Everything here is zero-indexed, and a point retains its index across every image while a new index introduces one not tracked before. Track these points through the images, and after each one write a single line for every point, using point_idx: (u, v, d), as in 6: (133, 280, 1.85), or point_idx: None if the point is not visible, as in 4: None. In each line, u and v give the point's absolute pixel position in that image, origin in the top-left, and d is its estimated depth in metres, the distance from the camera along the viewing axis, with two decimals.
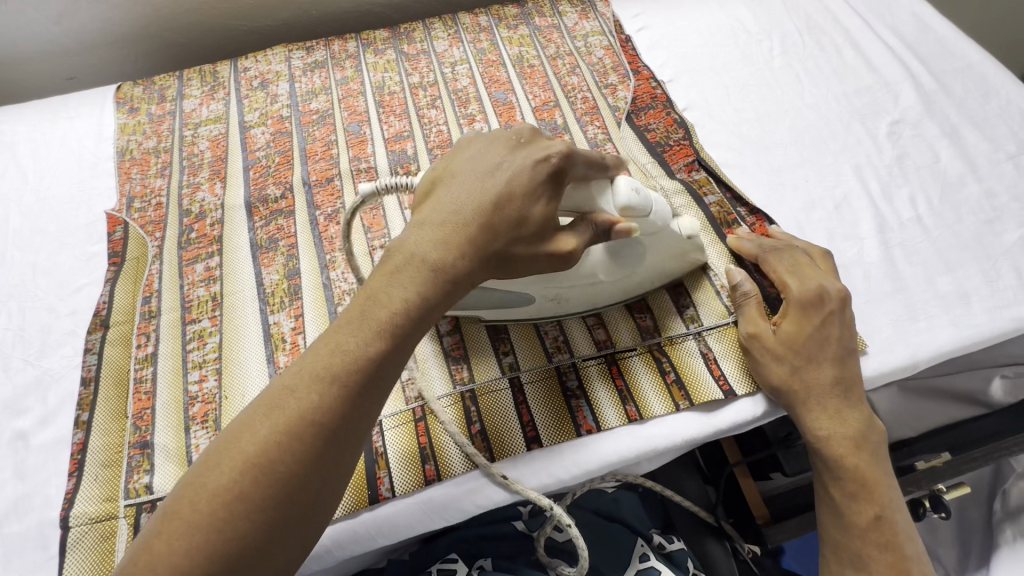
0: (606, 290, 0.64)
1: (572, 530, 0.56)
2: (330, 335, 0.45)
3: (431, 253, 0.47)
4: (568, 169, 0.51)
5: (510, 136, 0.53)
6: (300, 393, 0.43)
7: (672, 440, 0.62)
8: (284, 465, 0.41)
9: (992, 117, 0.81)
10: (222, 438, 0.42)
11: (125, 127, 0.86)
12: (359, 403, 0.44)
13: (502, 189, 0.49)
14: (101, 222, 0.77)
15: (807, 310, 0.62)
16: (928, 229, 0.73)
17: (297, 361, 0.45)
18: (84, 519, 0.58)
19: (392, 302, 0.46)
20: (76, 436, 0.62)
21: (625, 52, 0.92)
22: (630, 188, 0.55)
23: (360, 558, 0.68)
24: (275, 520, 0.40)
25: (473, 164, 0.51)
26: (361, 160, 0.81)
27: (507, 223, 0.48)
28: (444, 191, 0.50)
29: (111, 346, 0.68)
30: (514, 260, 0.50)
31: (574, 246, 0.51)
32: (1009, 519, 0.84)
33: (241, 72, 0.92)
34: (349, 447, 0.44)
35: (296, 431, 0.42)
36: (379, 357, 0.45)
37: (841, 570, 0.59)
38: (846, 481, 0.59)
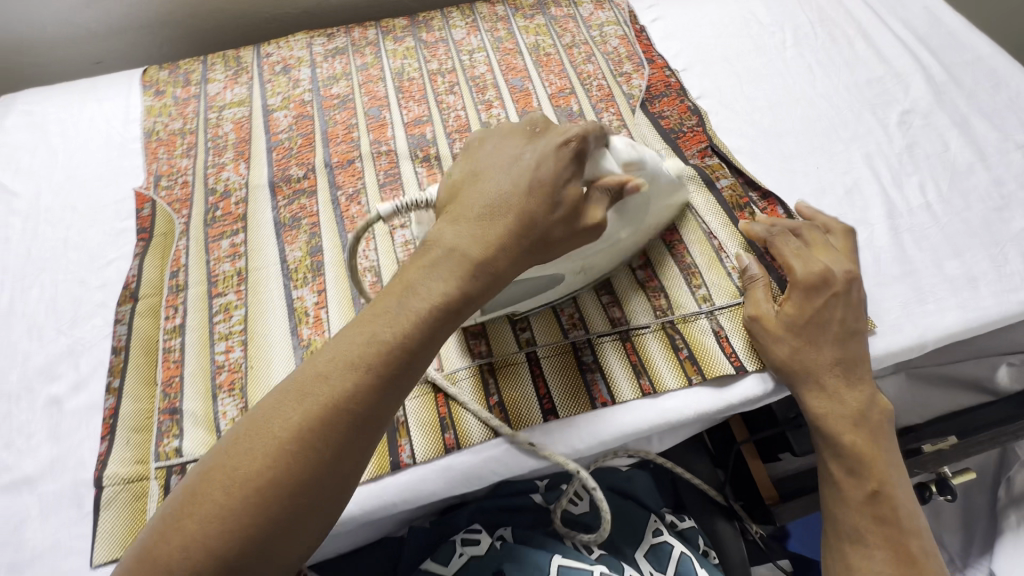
0: (624, 245, 0.67)
1: (597, 492, 0.60)
2: (363, 326, 0.48)
3: (465, 246, 0.50)
4: (586, 148, 0.53)
5: (524, 128, 0.56)
6: (334, 379, 0.45)
7: (685, 414, 0.63)
8: (317, 451, 0.44)
9: (1002, 108, 0.83)
10: (254, 422, 0.45)
11: (151, 109, 0.88)
12: (387, 392, 0.47)
13: (534, 178, 0.51)
14: (129, 200, 0.80)
15: (809, 294, 0.64)
16: (937, 216, 0.74)
17: (331, 348, 0.47)
18: (116, 479, 0.60)
19: (427, 297, 0.48)
20: (108, 402, 0.64)
21: (640, 42, 0.94)
22: (623, 144, 0.59)
23: (381, 524, 0.70)
24: (304, 502, 0.44)
25: (495, 159, 0.54)
26: (381, 143, 0.83)
27: (542, 207, 0.50)
28: (472, 188, 0.52)
29: (140, 317, 0.70)
30: (552, 243, 0.52)
31: (604, 217, 0.53)
32: (1014, 505, 0.85)
33: (264, 57, 0.94)
34: (376, 433, 0.47)
35: (328, 419, 0.45)
36: (411, 350, 0.48)
37: (838, 544, 0.60)
38: (846, 457, 0.60)
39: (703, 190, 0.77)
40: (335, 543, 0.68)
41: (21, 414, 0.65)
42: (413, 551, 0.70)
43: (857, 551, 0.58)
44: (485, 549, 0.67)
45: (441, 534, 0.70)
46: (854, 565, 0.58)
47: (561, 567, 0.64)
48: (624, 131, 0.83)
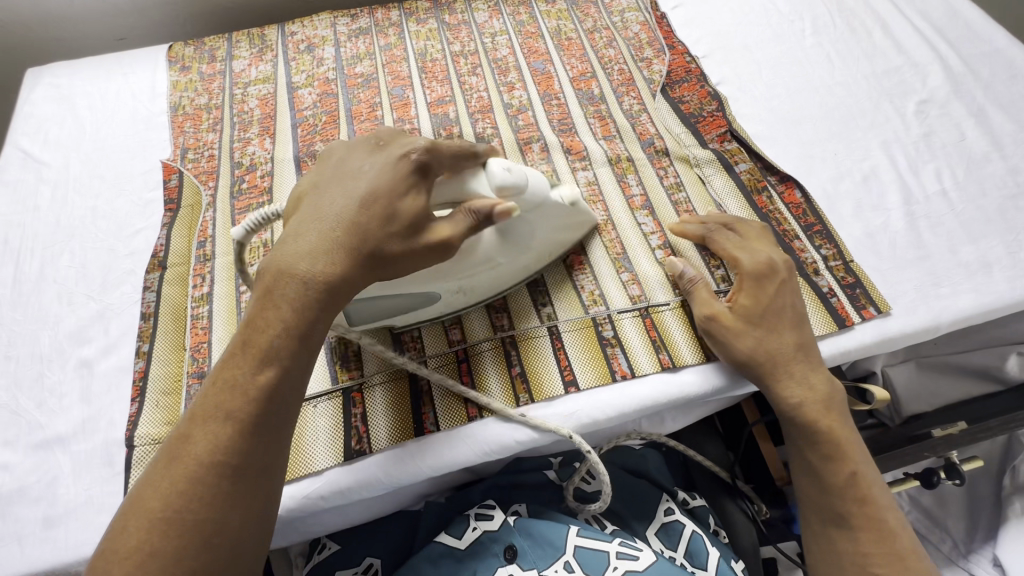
0: (507, 270, 0.65)
1: (591, 457, 0.62)
2: (216, 377, 0.49)
3: (300, 266, 0.48)
4: (432, 162, 0.53)
5: (369, 141, 0.56)
6: (195, 438, 0.47)
7: (703, 388, 0.64)
8: (191, 512, 0.44)
9: (1018, 100, 0.83)
10: (131, 501, 0.46)
11: (177, 84, 0.90)
12: (254, 431, 0.47)
13: (367, 189, 0.50)
14: (156, 171, 0.81)
15: (759, 283, 0.63)
16: (953, 203, 0.75)
17: (190, 409, 0.49)
18: (147, 439, 0.61)
19: (270, 328, 0.48)
20: (137, 365, 0.66)
21: (660, 28, 0.95)
22: (500, 168, 0.55)
23: (400, 495, 0.71)
24: (195, 566, 0.44)
25: (338, 172, 0.54)
26: (405, 121, 0.84)
27: (374, 220, 0.49)
28: (306, 209, 0.52)
29: (168, 285, 0.71)
30: (391, 259, 0.50)
31: (450, 233, 0.50)
32: (1018, 493, 0.87)
33: (288, 36, 0.96)
34: (259, 476, 0.47)
35: (196, 475, 0.45)
36: (266, 383, 0.48)
37: (824, 529, 0.61)
38: (821, 444, 0.60)
39: (721, 173, 0.79)
40: (353, 512, 0.69)
41: (53, 375, 0.66)
42: (429, 523, 0.71)
43: (841, 535, 0.59)
44: (499, 524, 0.67)
45: (458, 508, 0.72)
46: (842, 550, 0.59)
47: (577, 547, 0.65)
48: (644, 115, 0.84)
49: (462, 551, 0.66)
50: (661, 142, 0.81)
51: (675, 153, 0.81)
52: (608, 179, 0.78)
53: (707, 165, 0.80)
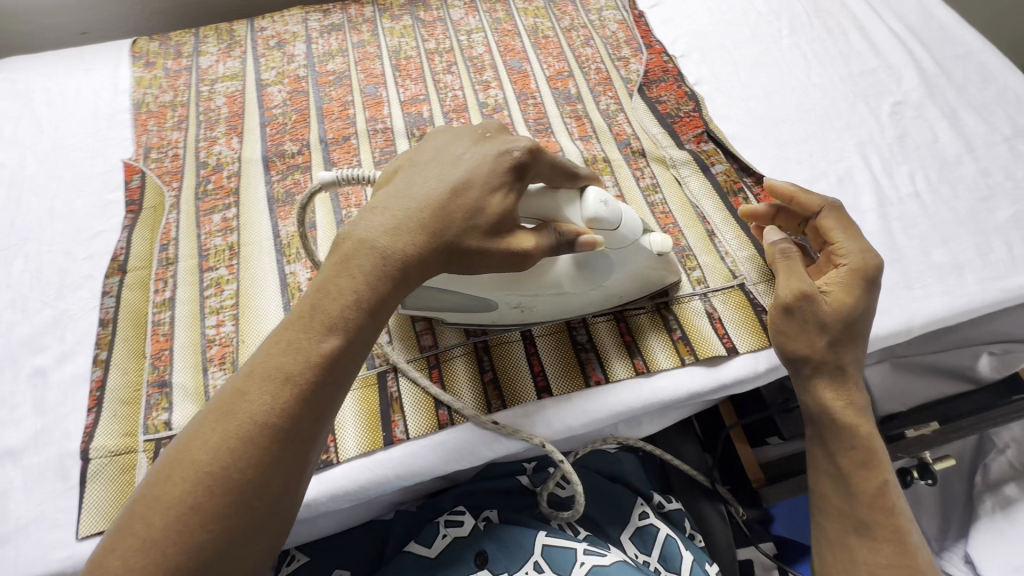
0: (573, 301, 0.64)
1: (565, 466, 0.61)
2: (281, 336, 0.46)
3: (381, 240, 0.48)
4: (532, 166, 0.52)
5: (475, 131, 0.55)
6: (251, 394, 0.43)
7: (677, 393, 0.64)
8: (238, 470, 0.41)
9: (989, 102, 0.84)
10: (175, 449, 0.43)
11: (141, 81, 0.87)
12: (311, 401, 0.44)
13: (463, 180, 0.50)
14: (118, 171, 0.78)
15: (864, 287, 0.60)
16: (926, 204, 0.76)
17: (249, 362, 0.46)
18: (103, 451, 0.59)
19: (343, 296, 0.47)
20: (94, 374, 0.63)
21: (638, 27, 0.94)
22: (597, 199, 0.53)
23: (371, 505, 0.69)
24: (233, 527, 0.41)
25: (437, 155, 0.53)
26: (377, 121, 0.82)
27: (460, 212, 0.49)
28: (399, 184, 0.51)
29: (129, 290, 0.69)
30: (467, 253, 0.50)
31: (530, 246, 0.51)
32: (989, 492, 0.88)
33: (257, 31, 0.93)
34: (307, 448, 0.44)
35: (248, 434, 0.42)
36: (331, 351, 0.45)
37: (845, 531, 0.59)
38: (858, 451, 0.59)
39: (697, 174, 0.78)
40: (322, 524, 0.67)
41: (4, 385, 0.63)
42: (401, 532, 0.70)
43: (864, 543, 0.57)
44: (468, 530, 0.67)
45: (429, 516, 0.71)
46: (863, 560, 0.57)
47: (545, 546, 0.65)
48: (621, 115, 0.83)
49: (433, 559, 0.65)
50: (637, 144, 0.81)
51: (652, 154, 0.80)
52: None
53: (684, 166, 0.79)
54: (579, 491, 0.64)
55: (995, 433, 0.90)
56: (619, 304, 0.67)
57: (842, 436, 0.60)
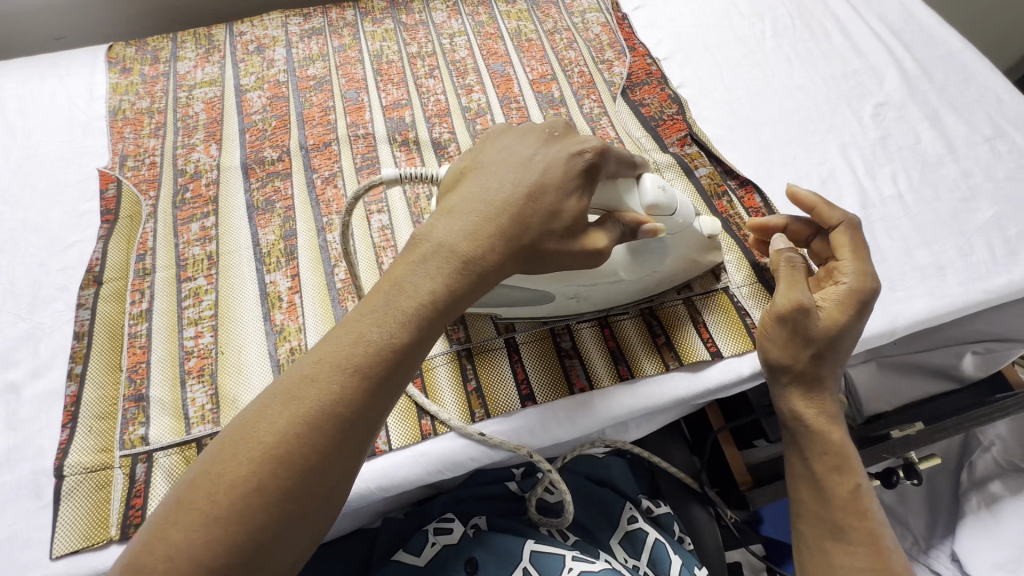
0: (624, 288, 0.63)
1: (551, 475, 0.61)
2: (352, 324, 0.44)
3: (459, 244, 0.45)
4: (602, 165, 0.48)
5: (544, 128, 0.51)
6: (321, 382, 0.42)
7: (663, 398, 0.63)
8: (303, 457, 0.40)
9: (970, 103, 0.85)
10: (238, 426, 0.41)
11: (117, 87, 0.85)
12: (379, 396, 0.43)
13: (538, 182, 0.47)
14: (93, 180, 0.77)
15: (857, 313, 0.59)
16: (908, 206, 0.76)
17: (317, 347, 0.44)
18: (77, 468, 0.57)
19: (418, 294, 0.44)
20: (69, 389, 0.62)
21: (621, 29, 0.94)
22: (655, 185, 0.52)
23: (355, 515, 0.69)
24: (292, 512, 0.40)
25: (508, 154, 0.50)
26: (358, 126, 0.81)
27: (540, 215, 0.46)
28: (472, 184, 0.48)
29: (104, 302, 0.67)
30: (544, 257, 0.48)
31: (605, 245, 0.49)
32: (975, 489, 0.89)
33: (236, 36, 0.92)
34: (368, 443, 0.43)
35: (316, 422, 0.41)
36: (402, 348, 0.43)
37: (817, 534, 0.59)
38: (826, 455, 0.60)
39: (681, 177, 0.78)
40: None
41: None
42: (389, 541, 0.69)
43: (839, 547, 0.57)
44: (458, 537, 0.66)
45: (417, 524, 0.70)
46: (837, 563, 0.56)
47: (533, 552, 0.64)
48: (604, 119, 0.83)
49: (421, 568, 0.64)
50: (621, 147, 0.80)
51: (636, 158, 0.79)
52: None
53: (668, 169, 0.78)
54: (569, 499, 0.64)
55: (981, 430, 0.92)
56: (670, 284, 0.67)
57: (812, 441, 0.60)
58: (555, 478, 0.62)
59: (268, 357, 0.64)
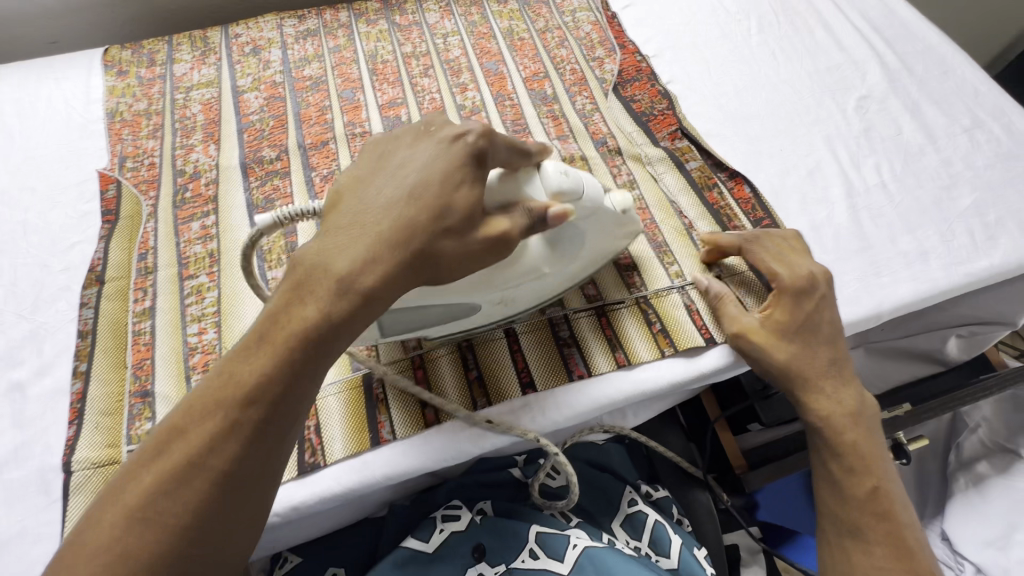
0: (549, 279, 0.62)
1: (559, 458, 0.62)
2: (226, 365, 0.44)
3: (338, 266, 0.44)
4: (489, 151, 0.48)
5: (419, 130, 0.51)
6: (194, 428, 0.42)
7: (658, 383, 0.65)
8: (180, 507, 0.41)
9: (949, 95, 0.88)
10: (113, 484, 0.42)
11: (114, 90, 0.86)
12: (253, 435, 0.43)
13: (417, 186, 0.46)
14: (92, 181, 0.77)
15: (797, 300, 0.63)
16: (892, 194, 0.78)
17: (193, 393, 0.44)
18: (85, 464, 0.58)
19: (292, 324, 0.44)
20: (74, 386, 0.63)
21: (611, 27, 0.96)
22: (557, 171, 0.52)
23: (360, 506, 0.70)
24: (173, 562, 0.40)
25: (389, 166, 0.49)
26: (355, 125, 0.83)
27: (427, 214, 0.45)
28: (352, 202, 0.47)
29: (107, 301, 0.68)
30: (443, 257, 0.46)
31: (510, 227, 0.47)
32: (963, 469, 0.92)
33: (232, 38, 0.93)
34: (257, 480, 0.44)
35: (190, 470, 0.41)
36: (276, 381, 0.43)
37: (838, 539, 0.60)
38: (845, 456, 0.61)
39: (673, 171, 0.80)
40: (315, 525, 0.68)
41: None
42: (395, 529, 0.71)
43: (858, 548, 0.58)
44: (465, 524, 0.68)
45: (422, 512, 0.72)
46: (857, 563, 0.57)
47: (538, 533, 0.66)
48: (596, 115, 0.85)
49: (430, 554, 0.65)
50: (613, 142, 0.82)
51: (628, 152, 0.81)
52: None
53: (660, 163, 0.81)
54: (573, 482, 0.65)
55: (968, 412, 0.94)
56: (585, 271, 0.67)
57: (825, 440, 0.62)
58: (560, 462, 0.64)
59: None
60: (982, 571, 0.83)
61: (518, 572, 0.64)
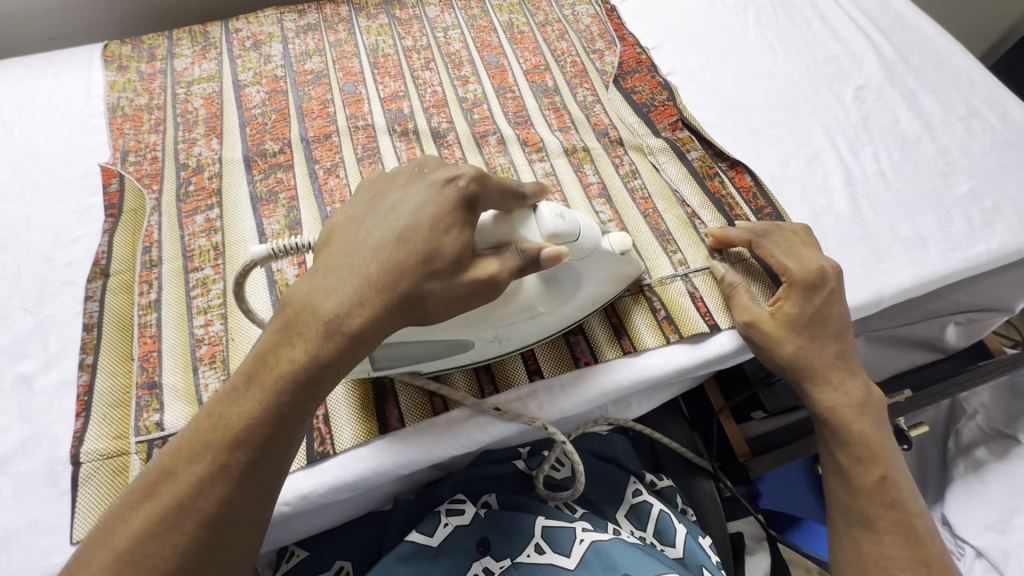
0: (545, 320, 0.61)
1: (565, 446, 0.64)
2: (212, 409, 0.45)
3: (322, 309, 0.44)
4: (481, 194, 0.47)
5: (412, 168, 0.50)
6: (180, 473, 0.43)
7: (663, 369, 0.66)
8: (164, 553, 0.41)
9: (945, 84, 0.89)
10: (99, 527, 0.43)
11: (114, 84, 0.86)
12: (241, 479, 0.44)
13: (407, 228, 0.45)
14: (95, 175, 0.77)
15: (807, 293, 0.64)
16: (890, 182, 0.79)
17: (179, 437, 0.45)
18: (93, 455, 0.58)
19: (277, 368, 0.44)
20: (81, 379, 0.62)
21: (611, 21, 0.96)
22: (552, 213, 0.51)
23: (367, 498, 0.70)
24: None
25: (378, 206, 0.48)
26: (358, 118, 0.83)
27: (414, 258, 0.44)
28: (341, 243, 0.47)
29: (112, 294, 0.68)
30: (429, 299, 0.45)
31: (498, 270, 0.46)
32: (962, 455, 0.93)
33: (232, 33, 0.93)
34: (239, 525, 0.44)
35: (173, 516, 0.42)
36: (261, 426, 0.44)
37: (850, 531, 0.62)
38: (853, 446, 0.62)
39: (674, 160, 0.80)
40: (321, 518, 0.68)
41: None
42: (400, 522, 0.71)
43: (869, 538, 0.60)
44: (470, 518, 0.68)
45: (427, 504, 0.72)
46: (867, 552, 0.60)
47: (544, 528, 0.67)
48: (598, 106, 0.86)
49: (435, 548, 0.65)
50: (615, 133, 0.83)
51: (630, 143, 0.82)
52: (565, 169, 0.79)
53: (661, 153, 0.81)
54: (580, 470, 0.66)
55: (965, 399, 0.95)
56: (579, 314, 0.65)
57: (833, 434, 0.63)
58: (567, 448, 0.64)
59: None
60: (981, 553, 0.84)
61: (523, 567, 0.65)
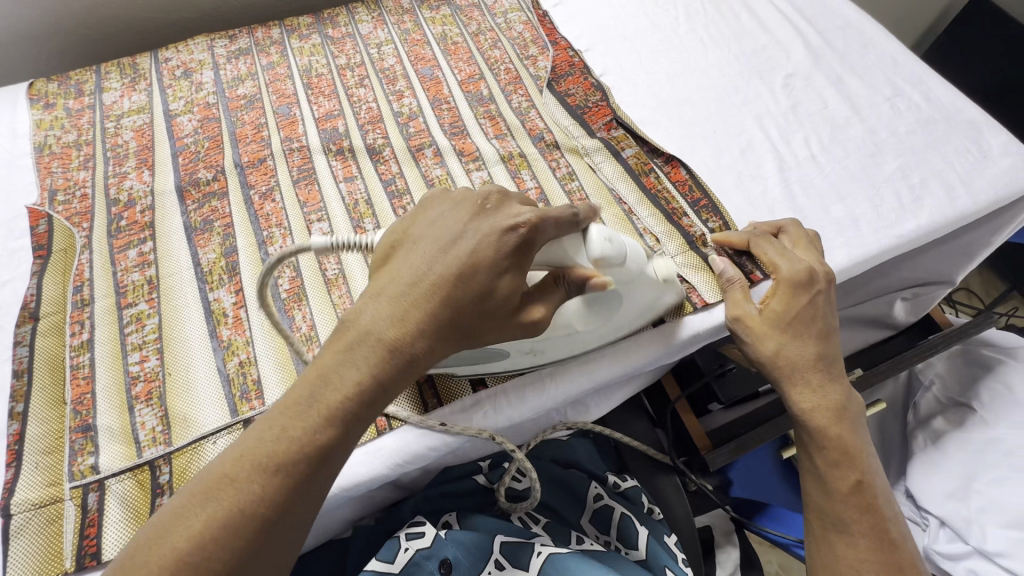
0: (582, 337, 0.62)
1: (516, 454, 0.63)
2: (274, 420, 0.43)
3: (387, 332, 0.45)
4: (536, 239, 0.45)
5: (476, 197, 0.48)
6: (241, 481, 0.40)
7: (611, 366, 0.66)
8: (221, 561, 0.38)
9: (870, 67, 0.91)
10: (151, 530, 0.39)
11: (41, 123, 0.84)
12: (302, 495, 0.42)
13: (467, 262, 0.45)
14: (22, 218, 0.75)
15: (794, 291, 0.64)
16: (821, 165, 0.81)
17: (237, 443, 0.42)
18: (25, 505, 0.56)
19: (346, 387, 0.44)
20: (11, 428, 0.60)
21: (543, 25, 0.97)
22: (602, 238, 0.51)
23: (324, 526, 0.69)
24: None
25: (435, 229, 0.48)
26: (292, 140, 0.82)
27: (474, 292, 0.45)
28: (403, 260, 0.47)
29: (43, 337, 0.66)
30: (482, 331, 0.48)
31: (544, 315, 0.49)
32: (921, 427, 0.94)
33: (162, 62, 0.92)
34: (294, 536, 0.42)
35: (235, 525, 0.39)
36: (327, 444, 0.43)
37: (824, 533, 0.62)
38: (828, 449, 0.62)
39: (610, 159, 0.81)
40: None
41: None
42: (358, 549, 0.69)
43: (842, 540, 0.60)
44: (430, 540, 0.65)
45: (388, 527, 0.71)
46: (842, 555, 0.59)
47: (503, 544, 0.66)
48: (533, 112, 0.86)
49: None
50: (550, 136, 0.83)
51: (565, 145, 0.83)
52: (502, 175, 0.79)
53: (597, 153, 0.82)
54: (535, 480, 0.66)
55: (922, 371, 0.98)
56: (620, 333, 0.65)
57: (811, 436, 0.63)
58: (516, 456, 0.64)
59: (216, 374, 0.64)
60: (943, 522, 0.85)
61: None
